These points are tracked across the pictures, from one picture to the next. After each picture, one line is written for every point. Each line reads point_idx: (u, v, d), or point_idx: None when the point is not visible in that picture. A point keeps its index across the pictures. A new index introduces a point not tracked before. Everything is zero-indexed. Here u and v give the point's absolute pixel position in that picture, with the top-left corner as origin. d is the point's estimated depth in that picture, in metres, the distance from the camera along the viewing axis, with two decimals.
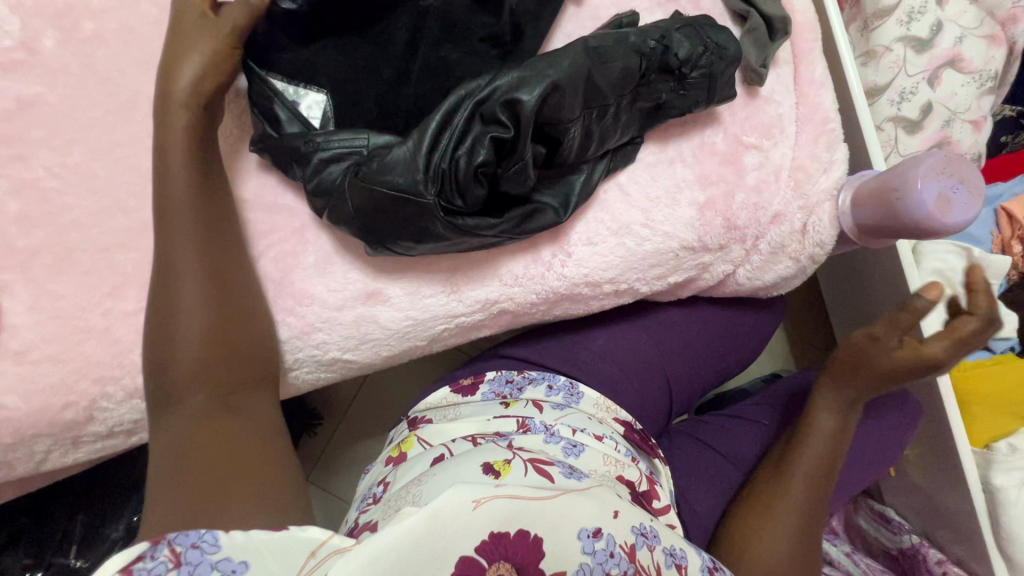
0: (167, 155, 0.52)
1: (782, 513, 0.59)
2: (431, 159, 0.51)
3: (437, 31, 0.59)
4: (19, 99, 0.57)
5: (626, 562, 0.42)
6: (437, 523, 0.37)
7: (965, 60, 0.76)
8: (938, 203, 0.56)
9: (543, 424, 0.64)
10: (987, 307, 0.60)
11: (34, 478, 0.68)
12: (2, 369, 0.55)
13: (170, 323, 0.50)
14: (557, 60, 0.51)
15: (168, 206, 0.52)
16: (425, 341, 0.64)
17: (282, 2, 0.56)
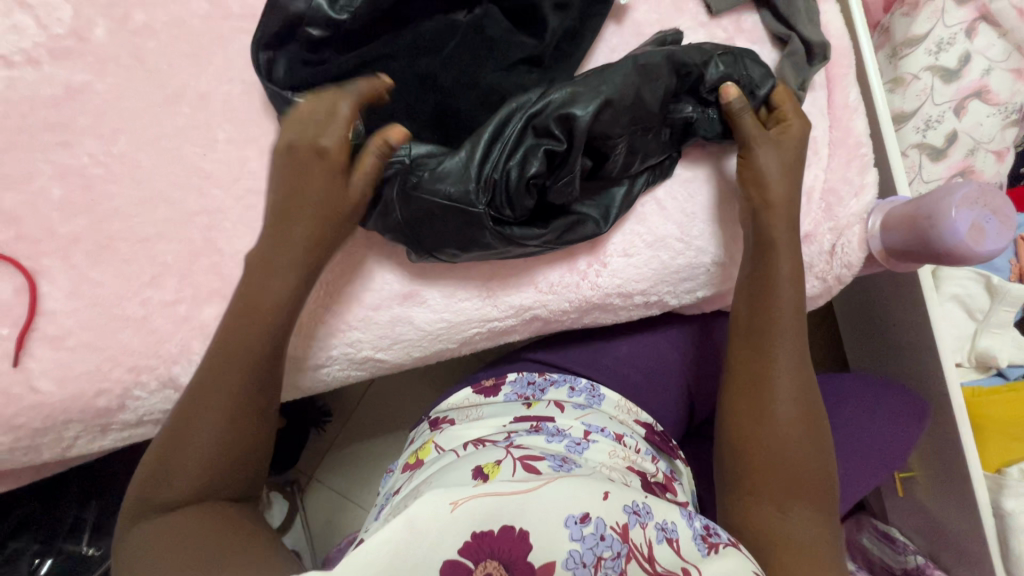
0: (260, 252, 0.53)
1: (778, 393, 0.55)
2: (483, 164, 0.53)
3: (462, 46, 0.60)
4: (68, 86, 0.58)
5: (619, 543, 0.42)
6: (412, 532, 0.39)
7: (991, 92, 0.78)
8: (971, 231, 0.57)
9: (556, 426, 0.64)
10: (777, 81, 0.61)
11: (52, 464, 0.67)
12: (39, 354, 0.55)
13: (201, 401, 0.49)
14: (610, 78, 0.53)
15: (247, 290, 0.52)
16: (457, 343, 0.65)
17: (309, 28, 0.59)
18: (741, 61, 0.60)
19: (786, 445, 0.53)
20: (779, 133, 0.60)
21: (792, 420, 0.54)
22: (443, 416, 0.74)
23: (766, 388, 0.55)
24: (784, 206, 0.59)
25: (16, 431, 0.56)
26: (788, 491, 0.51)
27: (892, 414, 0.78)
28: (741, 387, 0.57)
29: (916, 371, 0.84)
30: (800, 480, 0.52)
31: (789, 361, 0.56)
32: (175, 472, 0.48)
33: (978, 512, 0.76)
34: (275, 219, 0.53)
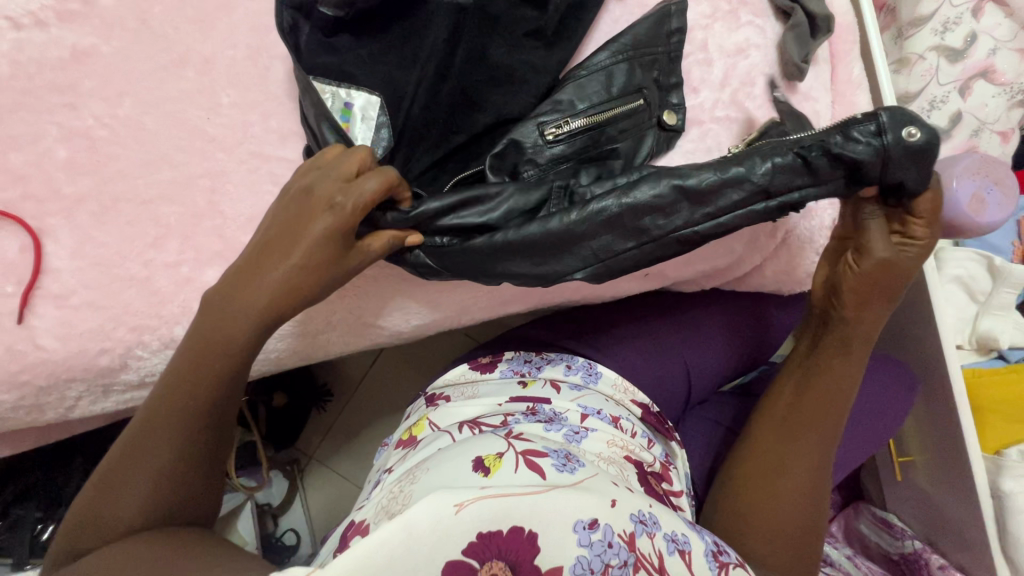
0: (226, 287, 0.50)
1: (795, 484, 0.56)
2: (510, 240, 0.54)
3: (467, 23, 0.60)
4: (74, 49, 0.58)
5: (626, 551, 0.43)
6: (411, 538, 0.38)
7: (998, 72, 0.78)
8: (972, 202, 0.57)
9: (552, 410, 0.64)
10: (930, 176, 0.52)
11: (56, 427, 0.68)
12: (43, 311, 0.56)
13: (150, 437, 0.48)
14: (653, 185, 0.52)
15: (204, 337, 0.49)
16: (456, 312, 0.65)
17: (323, 8, 0.59)
18: (887, 149, 0.47)
19: (787, 490, 0.56)
20: (904, 246, 0.54)
21: (806, 466, 0.57)
22: (439, 392, 0.75)
23: (790, 432, 0.59)
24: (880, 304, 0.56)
25: (20, 388, 0.56)
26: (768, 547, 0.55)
27: (878, 387, 0.79)
28: (767, 420, 0.61)
29: (917, 354, 0.83)
30: (789, 522, 0.55)
31: (830, 408, 0.59)
32: (116, 506, 0.47)
33: (978, 493, 0.76)
34: (252, 263, 0.49)
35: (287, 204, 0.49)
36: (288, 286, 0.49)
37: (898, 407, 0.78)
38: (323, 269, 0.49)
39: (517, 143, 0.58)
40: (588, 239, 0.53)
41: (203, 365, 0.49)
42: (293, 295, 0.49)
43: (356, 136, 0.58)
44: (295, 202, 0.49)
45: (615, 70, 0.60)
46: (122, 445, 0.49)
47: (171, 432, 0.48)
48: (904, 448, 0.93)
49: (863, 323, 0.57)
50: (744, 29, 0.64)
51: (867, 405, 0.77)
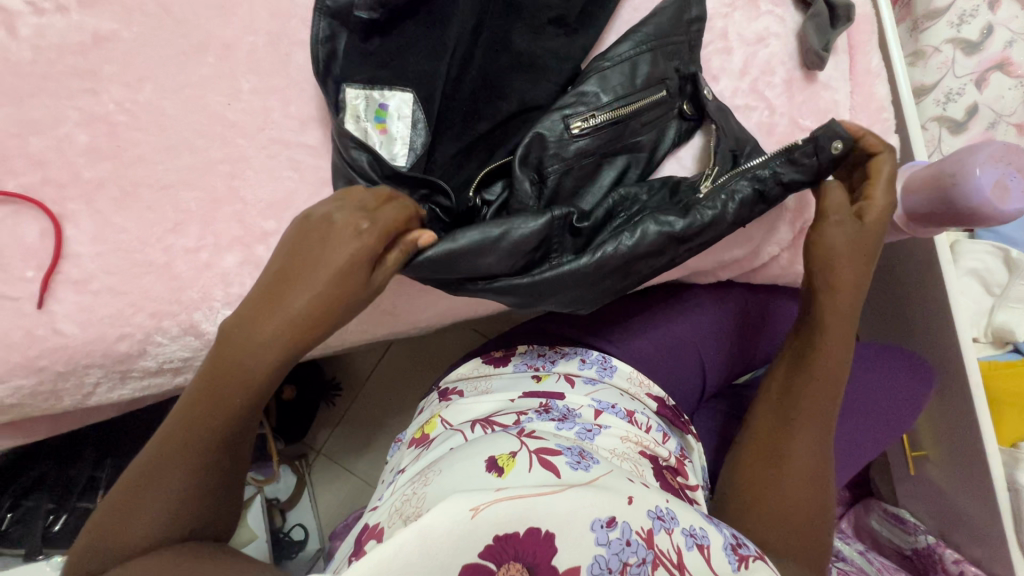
0: (246, 313, 0.46)
1: (807, 471, 0.54)
2: (523, 277, 0.54)
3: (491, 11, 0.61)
4: (95, 34, 0.58)
5: (644, 549, 0.41)
6: (427, 543, 0.36)
7: (1014, 64, 0.77)
8: (996, 189, 0.57)
9: (566, 406, 0.64)
10: (885, 159, 0.57)
11: (70, 415, 0.68)
12: (63, 297, 0.55)
13: (158, 469, 0.46)
14: (636, 230, 0.54)
15: (223, 359, 0.46)
16: (473, 301, 0.65)
17: (358, 11, 0.58)
18: (820, 161, 0.56)
19: (792, 484, 0.54)
20: (863, 211, 0.57)
21: (817, 452, 0.55)
22: (452, 387, 0.75)
23: (796, 415, 0.57)
24: (852, 286, 0.58)
25: (38, 373, 0.56)
26: (796, 543, 0.52)
27: (898, 374, 0.79)
28: (771, 410, 0.58)
29: (932, 346, 0.83)
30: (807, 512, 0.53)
31: (829, 387, 0.57)
32: (122, 533, 0.44)
33: (995, 486, 0.76)
34: (272, 287, 0.46)
35: (305, 233, 0.46)
36: (317, 314, 0.45)
37: (914, 400, 0.78)
38: (350, 294, 0.46)
39: (541, 138, 0.57)
40: (598, 280, 0.55)
41: (216, 399, 0.46)
42: (315, 324, 0.46)
43: (393, 134, 0.57)
44: (316, 231, 0.46)
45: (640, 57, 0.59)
46: (136, 470, 0.46)
47: (181, 464, 0.46)
48: (917, 443, 0.93)
49: (847, 296, 0.58)
50: (764, 18, 0.64)
51: (883, 398, 0.77)
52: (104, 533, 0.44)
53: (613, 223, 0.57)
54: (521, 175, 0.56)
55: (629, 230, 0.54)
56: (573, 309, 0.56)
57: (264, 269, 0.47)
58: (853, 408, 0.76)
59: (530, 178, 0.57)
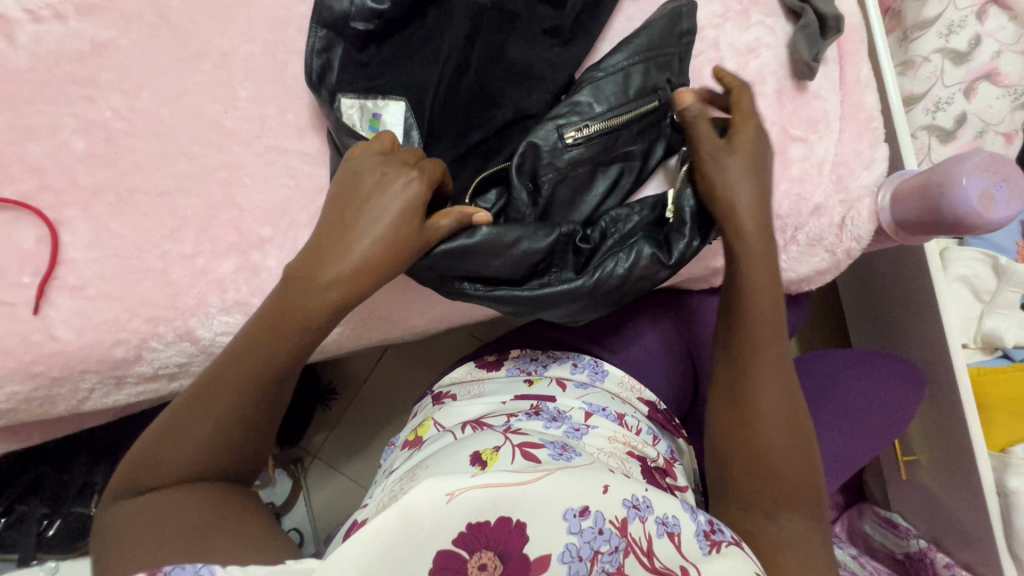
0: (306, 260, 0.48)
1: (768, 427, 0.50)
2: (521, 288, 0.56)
3: (486, 18, 0.61)
4: (93, 41, 0.59)
5: (617, 538, 0.42)
6: (405, 525, 0.37)
7: (1001, 73, 0.79)
8: (982, 199, 0.58)
9: (557, 407, 0.64)
10: (731, 83, 0.56)
11: (64, 420, 0.68)
12: (59, 302, 0.56)
13: (197, 415, 0.45)
14: (632, 249, 0.56)
15: (281, 303, 0.47)
16: (468, 307, 0.65)
17: (355, 23, 0.59)
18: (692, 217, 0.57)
19: (774, 448, 0.49)
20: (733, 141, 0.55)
21: (778, 419, 0.50)
22: (446, 390, 0.75)
23: (738, 389, 0.52)
24: (758, 222, 0.54)
25: (33, 379, 0.56)
26: (790, 500, 0.48)
27: (891, 378, 0.80)
28: (720, 388, 0.54)
29: (923, 352, 0.84)
30: (792, 490, 0.49)
31: (766, 346, 0.53)
32: (165, 469, 0.44)
33: (985, 491, 0.76)
34: (330, 236, 0.48)
35: (365, 183, 0.49)
36: (374, 260, 0.47)
37: (904, 406, 0.79)
38: (404, 242, 0.48)
39: (533, 147, 0.58)
40: (591, 300, 0.56)
41: (259, 348, 0.47)
42: (365, 274, 0.48)
43: None
44: (376, 179, 0.49)
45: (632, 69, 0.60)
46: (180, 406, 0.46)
47: (223, 410, 0.45)
48: (909, 447, 0.94)
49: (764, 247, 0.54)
50: (756, 28, 0.65)
51: (873, 403, 0.78)
52: (145, 463, 0.44)
53: (608, 242, 0.58)
54: (518, 184, 0.57)
55: (637, 243, 0.56)
56: (570, 323, 0.58)
57: (323, 216, 0.49)
58: (844, 412, 0.77)
59: (526, 188, 0.58)
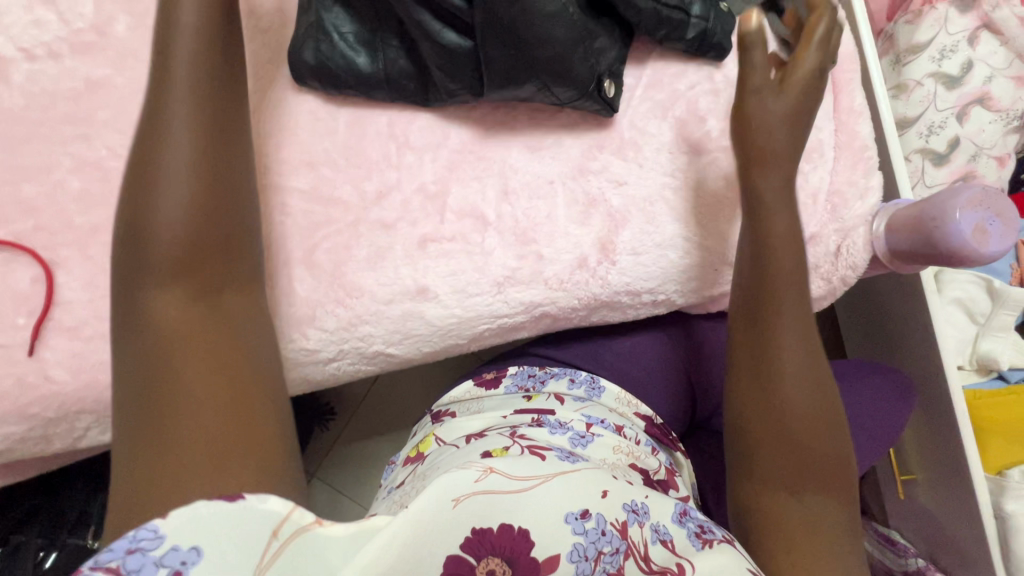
0: (203, 100, 0.48)
1: (792, 403, 0.51)
2: None
3: (476, 128, 0.63)
4: (88, 80, 0.59)
5: (619, 540, 0.43)
6: (417, 528, 0.38)
7: (993, 98, 0.80)
8: (975, 232, 0.59)
9: (558, 419, 0.64)
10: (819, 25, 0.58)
11: (57, 456, 0.67)
12: (55, 343, 0.56)
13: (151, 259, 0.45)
14: None
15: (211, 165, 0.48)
16: (465, 340, 0.64)
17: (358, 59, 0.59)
18: None
19: (801, 420, 0.51)
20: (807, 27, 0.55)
21: (802, 389, 0.52)
22: (444, 410, 0.74)
23: (767, 355, 0.53)
24: (782, 164, 0.56)
25: (29, 420, 0.56)
26: (809, 479, 0.49)
27: (887, 394, 0.80)
28: (745, 361, 0.54)
29: (922, 374, 0.84)
30: (821, 460, 0.50)
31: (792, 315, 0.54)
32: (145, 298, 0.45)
33: (982, 515, 0.77)
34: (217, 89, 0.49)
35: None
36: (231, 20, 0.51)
37: (900, 418, 0.79)
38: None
39: None
40: None
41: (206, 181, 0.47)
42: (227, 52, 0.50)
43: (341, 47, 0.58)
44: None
45: (646, 7, 0.59)
46: (131, 244, 0.46)
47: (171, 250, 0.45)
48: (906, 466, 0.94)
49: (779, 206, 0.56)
50: None
51: (869, 420, 0.78)
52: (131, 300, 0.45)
53: None
54: None
55: None
56: None
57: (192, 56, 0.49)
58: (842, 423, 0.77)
59: None
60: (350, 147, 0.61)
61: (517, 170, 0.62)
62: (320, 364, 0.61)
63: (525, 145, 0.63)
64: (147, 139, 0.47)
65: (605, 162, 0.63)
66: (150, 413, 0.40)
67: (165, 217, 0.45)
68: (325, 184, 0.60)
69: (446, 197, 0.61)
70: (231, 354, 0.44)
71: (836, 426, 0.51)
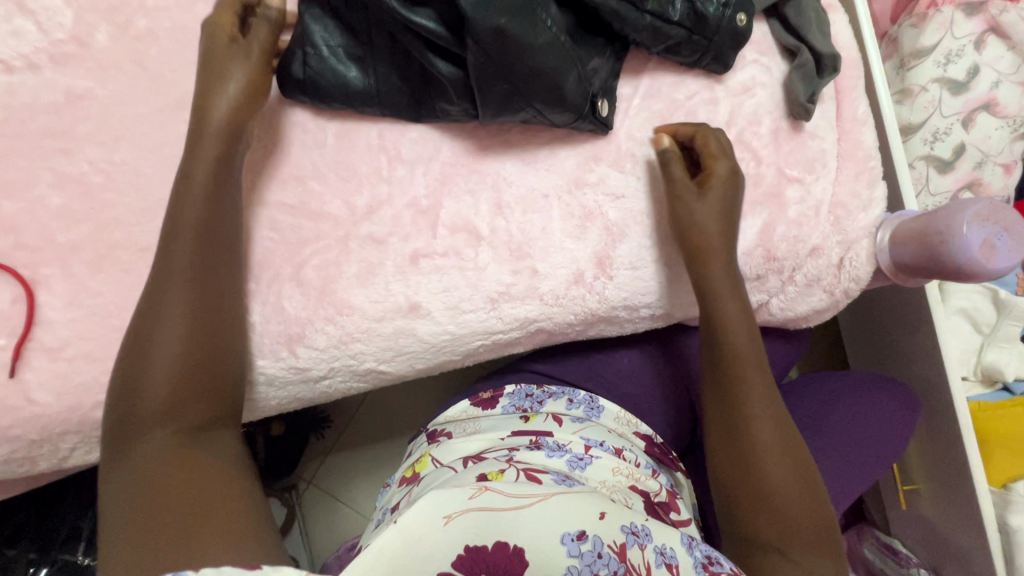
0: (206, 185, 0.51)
1: (764, 461, 0.51)
2: None
3: (469, 139, 0.61)
4: (68, 92, 0.57)
5: (616, 562, 0.41)
6: (408, 540, 0.39)
7: (999, 104, 0.78)
8: (982, 248, 0.57)
9: (556, 442, 0.62)
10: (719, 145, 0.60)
11: (45, 474, 0.66)
12: (37, 364, 0.54)
13: (143, 355, 0.48)
14: None
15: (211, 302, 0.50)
16: (459, 356, 0.62)
17: (348, 72, 0.57)
18: None
19: (779, 473, 0.50)
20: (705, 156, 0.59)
21: (773, 444, 0.52)
22: (440, 429, 0.72)
23: (732, 414, 0.54)
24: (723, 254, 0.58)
25: (12, 442, 0.55)
26: (791, 539, 0.48)
27: (891, 407, 0.79)
28: (714, 421, 0.56)
29: (925, 385, 0.82)
30: (803, 516, 0.49)
31: (754, 374, 0.55)
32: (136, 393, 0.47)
33: (986, 529, 0.75)
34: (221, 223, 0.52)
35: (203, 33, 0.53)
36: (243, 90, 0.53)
37: (904, 432, 0.79)
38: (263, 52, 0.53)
39: None
40: None
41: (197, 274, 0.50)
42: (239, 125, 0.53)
43: (330, 61, 0.56)
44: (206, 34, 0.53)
45: (641, 24, 0.57)
46: (130, 343, 0.49)
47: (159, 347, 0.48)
48: (909, 476, 0.93)
49: (731, 279, 0.58)
50: (750, 67, 0.63)
51: (871, 434, 0.77)
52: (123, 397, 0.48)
53: None
54: None
55: None
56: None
57: (192, 146, 0.52)
58: (844, 441, 0.76)
59: None
60: (339, 160, 0.59)
61: (512, 182, 0.61)
62: (313, 383, 0.60)
63: (520, 156, 0.61)
64: (150, 281, 0.50)
65: (601, 174, 0.61)
66: (137, 511, 0.42)
67: (164, 358, 0.48)
68: (313, 199, 0.58)
69: (438, 210, 0.59)
70: (215, 479, 0.45)
71: (814, 480, 0.51)
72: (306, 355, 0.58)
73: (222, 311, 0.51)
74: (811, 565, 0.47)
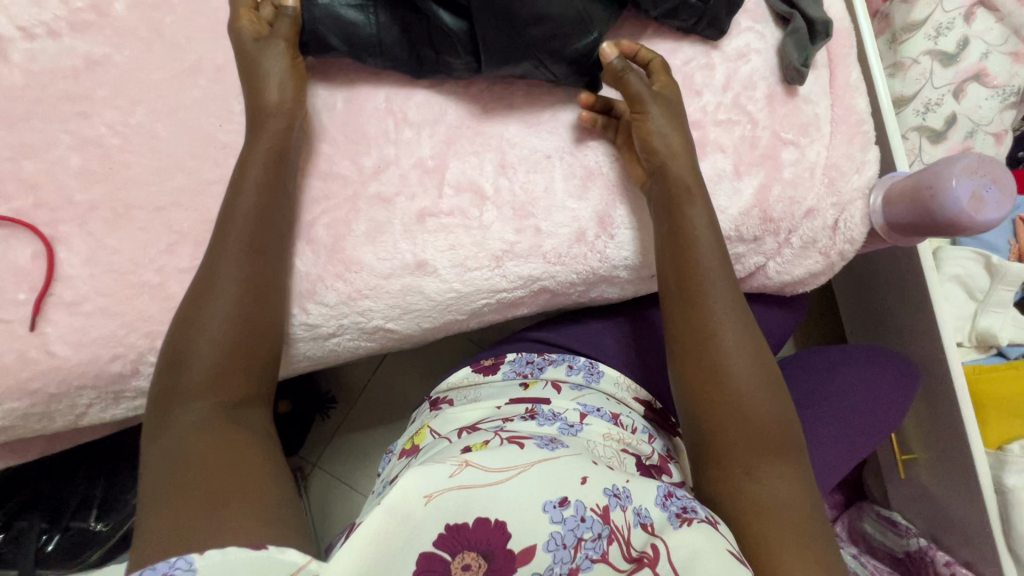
0: (267, 171, 0.55)
1: (731, 371, 0.53)
2: None
3: (474, 104, 0.63)
4: (87, 58, 0.59)
5: (600, 525, 0.43)
6: (397, 519, 0.40)
7: (990, 75, 0.80)
8: (971, 201, 0.59)
9: (552, 411, 0.63)
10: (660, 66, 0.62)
11: (62, 435, 0.67)
12: (56, 319, 0.56)
13: (194, 319, 0.51)
14: None
15: (257, 293, 0.53)
16: (465, 315, 0.64)
17: (350, 16, 0.57)
18: None
19: (744, 381, 0.53)
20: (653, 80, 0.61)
21: (741, 353, 0.54)
22: (442, 398, 0.74)
23: (701, 325, 0.55)
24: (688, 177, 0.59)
25: (31, 396, 0.56)
26: (757, 449, 0.51)
27: (888, 378, 0.80)
28: (683, 334, 0.56)
29: (920, 351, 0.84)
30: (769, 425, 0.51)
31: (723, 289, 0.56)
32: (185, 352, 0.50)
33: (983, 491, 0.77)
34: (270, 216, 0.55)
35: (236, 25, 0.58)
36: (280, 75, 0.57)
37: (903, 403, 0.80)
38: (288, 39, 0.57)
39: None
40: None
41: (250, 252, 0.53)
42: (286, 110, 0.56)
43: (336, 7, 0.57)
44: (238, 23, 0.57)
45: None
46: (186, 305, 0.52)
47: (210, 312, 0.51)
48: (907, 446, 0.94)
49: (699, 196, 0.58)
50: (745, 34, 0.65)
51: (868, 407, 0.78)
52: (172, 356, 0.50)
53: None
54: None
55: None
56: None
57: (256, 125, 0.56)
58: (840, 412, 0.77)
59: None
60: (349, 124, 0.61)
61: (515, 145, 0.63)
62: (322, 340, 0.62)
63: (523, 120, 0.63)
64: (203, 268, 0.53)
65: (602, 137, 0.63)
66: (174, 469, 0.44)
67: (212, 334, 0.51)
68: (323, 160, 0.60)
69: (444, 171, 0.61)
70: (250, 457, 0.46)
71: (777, 389, 0.53)
72: (316, 312, 0.59)
73: (273, 288, 0.55)
74: (777, 472, 0.50)
